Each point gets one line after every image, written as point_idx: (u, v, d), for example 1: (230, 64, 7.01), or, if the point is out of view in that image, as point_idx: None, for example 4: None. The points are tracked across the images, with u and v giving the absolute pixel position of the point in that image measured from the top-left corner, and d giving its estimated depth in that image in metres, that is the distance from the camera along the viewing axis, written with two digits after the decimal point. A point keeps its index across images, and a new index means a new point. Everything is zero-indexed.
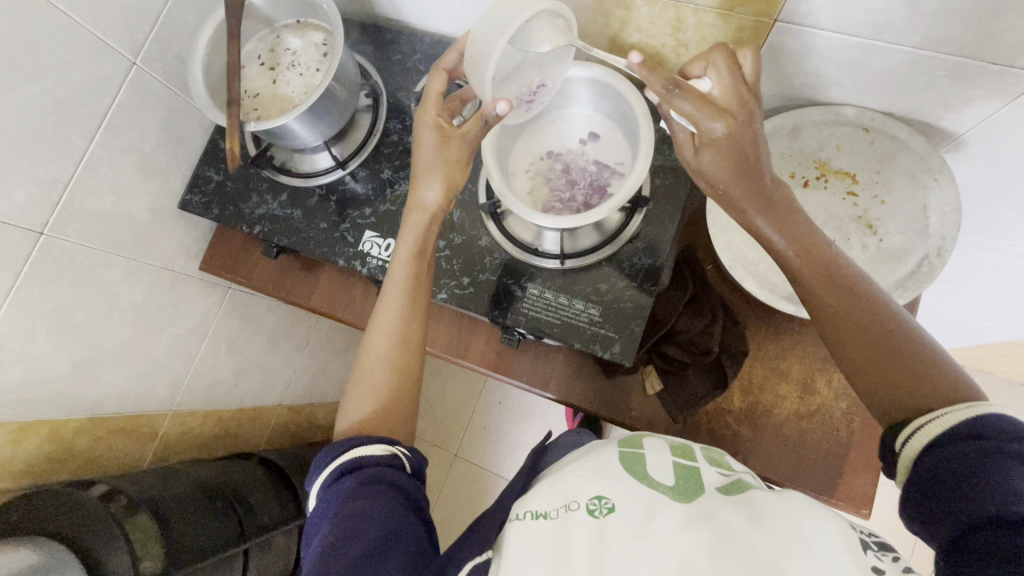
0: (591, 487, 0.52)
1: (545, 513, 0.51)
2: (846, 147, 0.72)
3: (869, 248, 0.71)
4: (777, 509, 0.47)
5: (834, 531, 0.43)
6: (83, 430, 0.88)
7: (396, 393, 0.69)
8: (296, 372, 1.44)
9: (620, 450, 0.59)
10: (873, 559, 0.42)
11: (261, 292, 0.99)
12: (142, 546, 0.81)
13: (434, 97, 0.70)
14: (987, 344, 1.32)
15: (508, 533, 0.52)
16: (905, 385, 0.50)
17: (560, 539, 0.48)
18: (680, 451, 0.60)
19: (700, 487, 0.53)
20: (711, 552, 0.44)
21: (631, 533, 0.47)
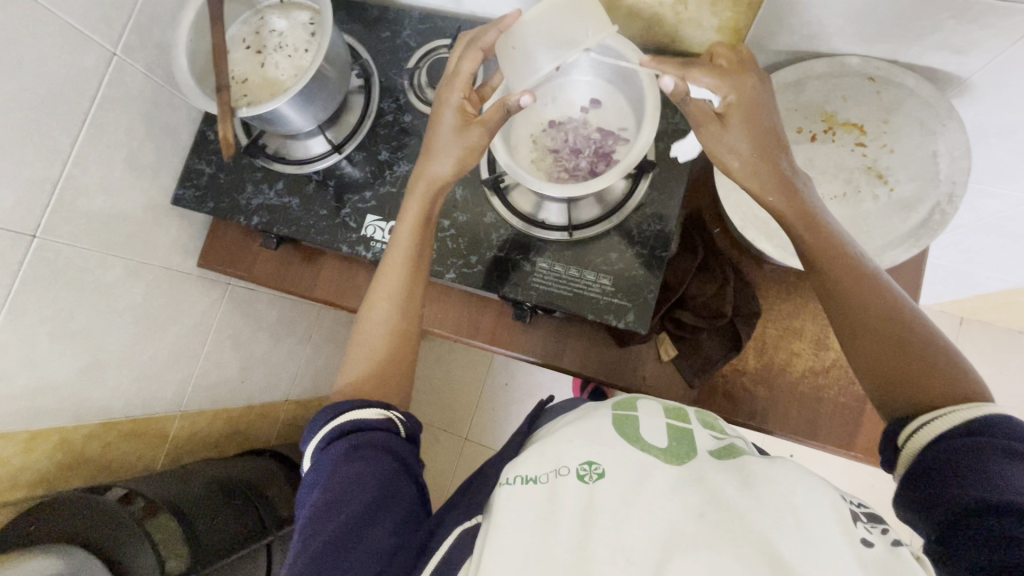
0: (583, 452, 0.51)
1: (534, 478, 0.50)
2: (852, 98, 0.70)
3: (881, 198, 0.71)
4: (770, 469, 0.46)
5: (824, 499, 0.43)
6: (94, 435, 0.87)
7: (396, 359, 0.68)
8: (302, 366, 1.43)
9: (614, 412, 0.58)
10: (862, 531, 0.41)
11: (261, 284, 0.97)
12: (166, 546, 0.80)
13: (465, 76, 0.67)
14: (986, 293, 1.34)
15: (496, 499, 0.50)
16: (918, 380, 0.50)
17: (550, 504, 0.48)
18: (674, 413, 0.60)
19: (692, 449, 0.53)
20: (700, 516, 0.44)
21: (623, 498, 0.47)
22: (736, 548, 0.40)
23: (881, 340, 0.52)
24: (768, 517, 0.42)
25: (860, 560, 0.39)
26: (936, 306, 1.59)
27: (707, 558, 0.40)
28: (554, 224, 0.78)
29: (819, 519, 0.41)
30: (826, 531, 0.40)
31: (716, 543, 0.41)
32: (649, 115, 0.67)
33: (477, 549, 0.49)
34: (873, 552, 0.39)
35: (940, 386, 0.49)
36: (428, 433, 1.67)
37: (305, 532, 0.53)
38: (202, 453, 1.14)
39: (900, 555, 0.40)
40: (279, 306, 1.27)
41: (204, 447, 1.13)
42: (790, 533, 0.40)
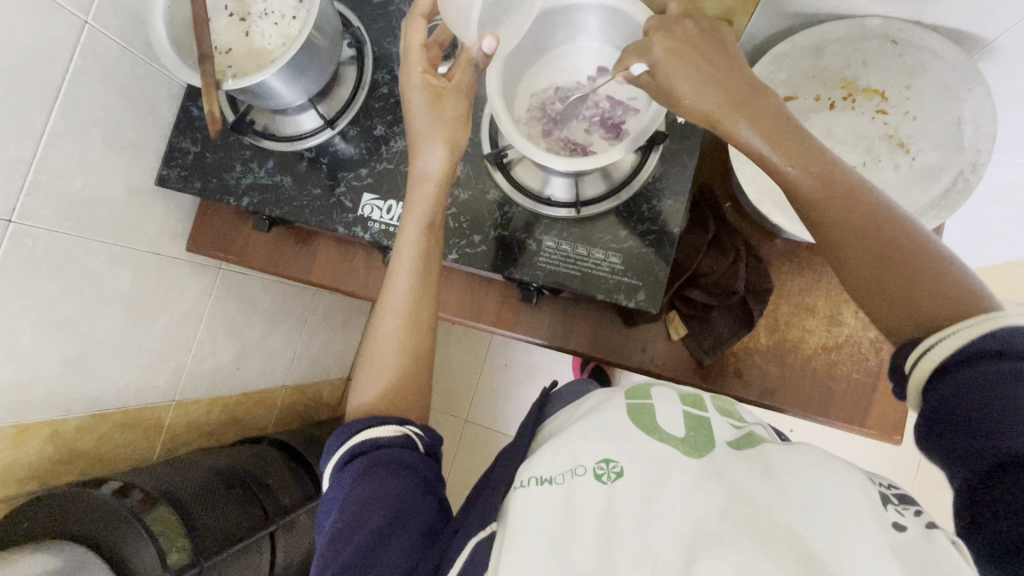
0: (598, 449, 0.50)
1: (549, 479, 0.49)
2: (873, 62, 0.67)
3: (902, 168, 0.68)
4: (797, 460, 0.44)
5: (856, 487, 0.41)
6: (86, 428, 0.84)
7: (408, 372, 0.66)
8: (299, 351, 1.40)
9: (627, 402, 0.57)
10: (893, 514, 0.39)
11: (255, 269, 0.93)
12: (167, 540, 0.79)
13: (417, 49, 0.64)
14: (991, 265, 1.33)
15: (513, 502, 0.50)
16: (907, 282, 0.46)
17: (568, 506, 0.46)
18: (690, 400, 0.58)
19: (711, 441, 0.51)
20: (723, 513, 0.42)
21: (644, 495, 0.45)
22: (765, 546, 0.38)
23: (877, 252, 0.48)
24: (797, 513, 0.40)
25: (897, 547, 0.36)
26: None
27: (735, 556, 0.38)
28: (556, 203, 0.75)
29: (853, 511, 0.39)
30: (860, 522, 0.38)
31: (742, 541, 0.39)
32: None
33: (494, 556, 0.47)
34: (911, 537, 0.37)
35: (925, 281, 0.45)
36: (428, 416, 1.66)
37: (322, 556, 0.52)
38: (200, 441, 1.11)
39: (935, 536, 0.37)
40: (273, 291, 1.23)
41: (201, 436, 1.11)
42: (821, 528, 0.38)
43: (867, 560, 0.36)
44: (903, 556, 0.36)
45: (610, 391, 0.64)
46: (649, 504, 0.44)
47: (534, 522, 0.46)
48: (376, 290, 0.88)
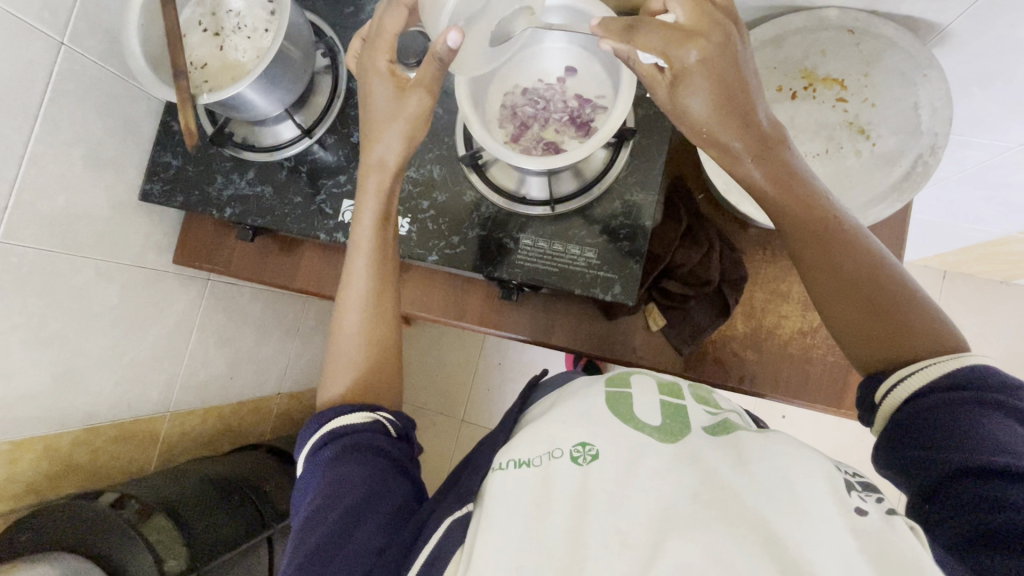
0: (576, 433, 0.51)
1: (527, 462, 0.50)
2: (832, 52, 0.68)
3: (862, 153, 0.69)
4: (767, 447, 0.46)
5: (819, 472, 0.43)
6: (81, 442, 0.86)
7: (371, 361, 0.67)
8: (291, 359, 1.41)
9: (607, 390, 0.58)
10: (855, 501, 0.40)
11: (241, 279, 0.94)
12: (164, 548, 0.80)
13: (388, 37, 0.63)
14: (970, 246, 1.35)
15: (491, 484, 0.51)
16: (895, 333, 0.50)
17: (545, 487, 0.48)
18: (668, 389, 0.60)
19: (686, 427, 0.52)
20: (694, 496, 0.43)
21: (618, 478, 0.46)
22: (732, 529, 0.40)
23: (848, 290, 0.52)
24: (765, 496, 0.41)
25: (854, 531, 0.38)
26: (920, 261, 1.61)
27: (701, 535, 0.40)
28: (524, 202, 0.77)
29: (815, 494, 0.40)
30: (821, 506, 0.39)
31: (711, 522, 0.41)
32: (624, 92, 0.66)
33: (469, 540, 0.48)
34: (869, 522, 0.39)
35: (908, 332, 0.49)
36: (424, 418, 1.68)
37: (301, 531, 0.54)
38: (196, 448, 1.13)
39: (894, 523, 0.39)
40: (263, 300, 1.25)
41: (195, 444, 1.12)
42: (787, 511, 0.39)
43: (824, 540, 0.37)
44: (859, 540, 0.37)
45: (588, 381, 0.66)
46: (618, 484, 0.46)
47: (509, 503, 0.48)
48: None
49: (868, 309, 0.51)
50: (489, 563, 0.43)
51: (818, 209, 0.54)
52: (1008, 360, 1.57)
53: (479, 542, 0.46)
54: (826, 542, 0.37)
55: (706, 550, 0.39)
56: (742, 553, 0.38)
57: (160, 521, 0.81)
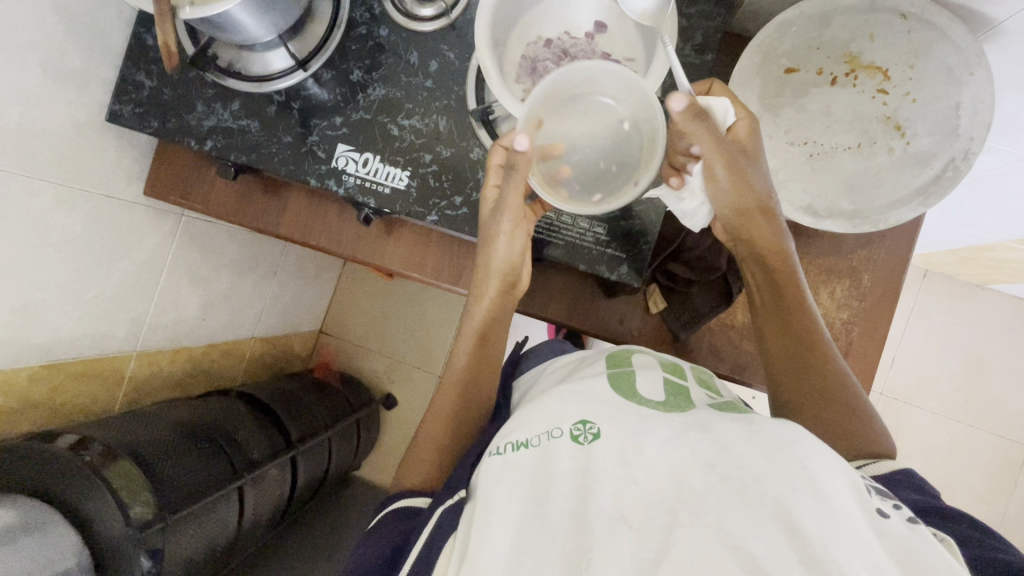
0: (577, 410, 0.49)
1: (525, 441, 0.48)
2: (880, 37, 0.64)
3: (895, 152, 0.65)
4: (778, 428, 0.44)
5: (838, 467, 0.41)
6: (40, 378, 0.81)
7: (462, 419, 0.66)
8: (268, 302, 1.35)
9: (608, 368, 0.57)
10: (876, 501, 0.40)
11: (220, 219, 0.88)
12: (130, 494, 0.77)
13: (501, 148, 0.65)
14: (957, 247, 1.37)
15: (486, 467, 0.49)
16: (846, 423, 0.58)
17: (544, 468, 0.46)
18: (671, 369, 0.58)
19: (691, 403, 0.52)
20: (707, 466, 0.42)
21: (620, 459, 0.44)
22: (747, 507, 0.39)
23: (803, 388, 0.60)
24: (784, 483, 0.39)
25: (877, 532, 0.37)
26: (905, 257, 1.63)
27: (715, 520, 0.38)
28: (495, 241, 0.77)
29: (835, 484, 0.39)
30: (840, 500, 0.38)
31: (727, 502, 0.39)
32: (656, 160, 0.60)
33: (465, 528, 0.47)
34: (894, 528, 0.38)
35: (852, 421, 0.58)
36: (401, 371, 1.66)
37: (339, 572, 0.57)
38: (165, 386, 1.09)
39: (918, 532, 0.39)
40: (241, 240, 1.17)
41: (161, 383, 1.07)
42: (808, 500, 0.38)
43: (846, 532, 0.36)
44: (882, 540, 0.37)
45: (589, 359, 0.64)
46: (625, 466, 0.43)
47: (509, 484, 0.46)
48: (351, 245, 0.84)
49: (819, 403, 0.59)
50: (493, 547, 0.42)
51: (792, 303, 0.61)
52: (969, 360, 1.64)
53: (477, 526, 0.44)
54: (846, 535, 0.36)
55: (721, 537, 0.37)
56: (758, 536, 0.37)
57: (124, 466, 0.78)
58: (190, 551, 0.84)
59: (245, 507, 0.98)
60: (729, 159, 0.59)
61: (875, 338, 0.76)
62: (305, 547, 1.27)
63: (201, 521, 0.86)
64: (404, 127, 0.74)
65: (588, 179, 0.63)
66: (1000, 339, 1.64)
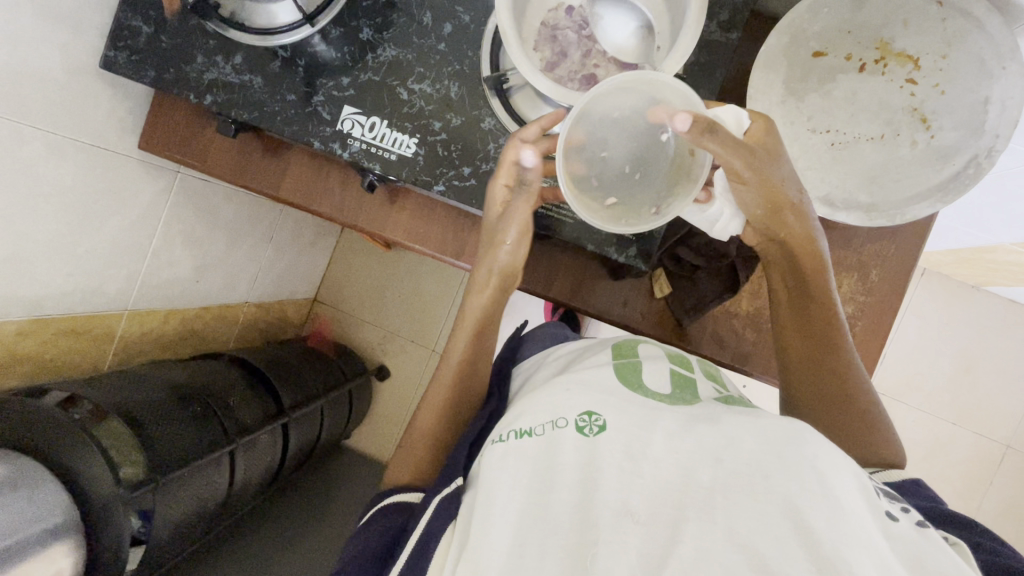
0: (582, 401, 0.48)
1: (527, 431, 0.48)
2: (914, 24, 0.62)
3: (918, 145, 0.64)
4: (789, 427, 0.43)
5: (846, 468, 0.41)
6: (27, 333, 0.79)
7: (454, 424, 0.66)
8: (263, 268, 1.33)
9: (615, 359, 0.56)
10: (885, 503, 0.40)
11: (218, 178, 0.84)
12: (119, 454, 0.76)
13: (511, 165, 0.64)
14: (958, 248, 1.36)
15: (489, 454, 0.49)
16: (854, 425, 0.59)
17: (547, 457, 0.46)
18: (677, 361, 0.58)
19: (697, 396, 0.52)
20: (716, 460, 0.41)
21: (627, 451, 0.44)
22: (756, 503, 0.38)
23: (813, 391, 0.61)
24: (794, 482, 0.39)
25: (886, 535, 0.37)
26: None
27: (723, 517, 0.38)
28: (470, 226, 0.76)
29: (844, 483, 0.39)
30: (850, 500, 0.38)
31: (737, 498, 0.39)
32: (685, 186, 0.58)
33: (466, 516, 0.47)
34: (904, 531, 0.38)
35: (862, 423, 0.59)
36: (395, 344, 1.65)
37: None
38: (155, 347, 1.07)
39: (927, 536, 0.38)
40: (237, 201, 1.14)
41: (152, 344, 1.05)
42: (820, 500, 0.37)
43: (856, 533, 0.36)
44: (891, 543, 0.37)
45: (592, 347, 0.63)
46: (630, 460, 0.43)
47: (511, 474, 0.45)
48: (352, 213, 0.82)
49: (831, 405, 0.60)
50: (494, 538, 0.42)
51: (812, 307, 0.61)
52: (958, 359, 1.66)
53: (478, 513, 0.44)
54: (856, 537, 0.36)
55: (729, 535, 0.37)
56: (765, 533, 0.37)
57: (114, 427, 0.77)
58: (180, 516, 0.84)
59: (236, 474, 0.98)
60: (752, 161, 0.55)
61: (878, 334, 0.76)
62: (295, 514, 1.28)
63: (192, 486, 0.86)
64: (414, 92, 0.71)
65: (608, 181, 0.60)
66: (990, 340, 1.65)
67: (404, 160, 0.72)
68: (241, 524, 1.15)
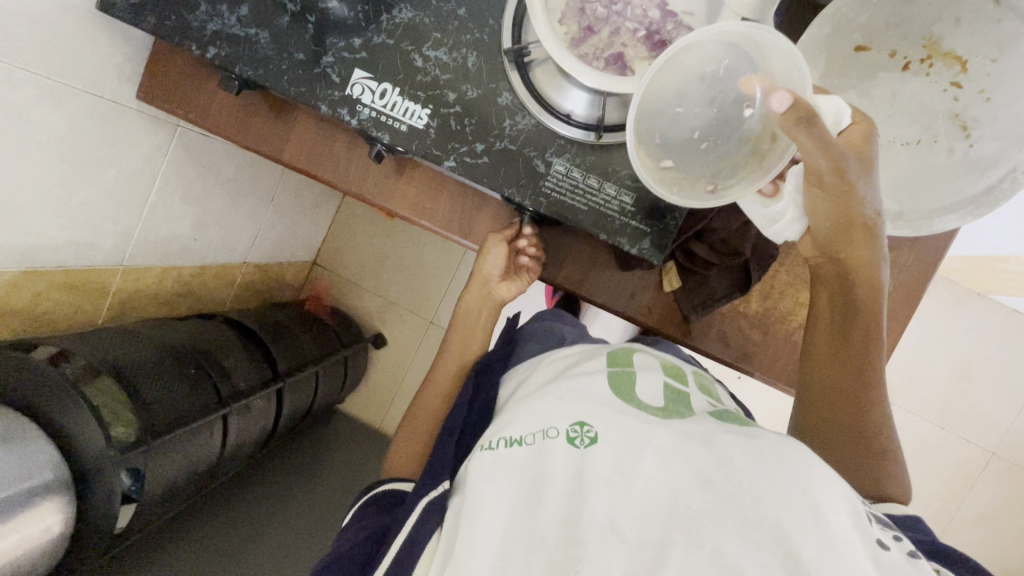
0: (573, 411, 0.48)
1: (517, 441, 0.48)
2: (967, 23, 0.58)
3: (955, 153, 0.60)
4: (783, 450, 0.42)
5: (840, 492, 0.40)
6: (18, 285, 0.77)
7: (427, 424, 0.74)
8: (263, 229, 1.30)
9: (608, 367, 0.55)
10: (879, 532, 0.39)
11: (219, 136, 0.81)
12: (112, 413, 0.75)
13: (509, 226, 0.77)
14: (970, 257, 1.34)
15: (476, 463, 0.48)
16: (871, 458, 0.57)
17: (535, 468, 0.45)
18: (672, 371, 0.57)
19: (690, 408, 0.51)
20: (706, 482, 0.40)
21: (617, 467, 0.43)
22: (745, 530, 0.37)
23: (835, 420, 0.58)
24: (784, 504, 0.38)
25: (877, 563, 0.36)
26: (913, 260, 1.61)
27: (711, 541, 0.37)
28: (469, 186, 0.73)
29: (836, 509, 0.38)
30: (842, 528, 0.37)
31: (725, 522, 0.38)
32: (752, 170, 0.56)
33: (453, 524, 0.47)
34: (895, 560, 0.37)
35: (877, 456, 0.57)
36: (393, 314, 1.64)
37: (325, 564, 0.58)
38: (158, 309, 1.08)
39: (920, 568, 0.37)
40: (238, 160, 1.11)
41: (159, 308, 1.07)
42: (811, 529, 0.36)
43: (847, 565, 0.35)
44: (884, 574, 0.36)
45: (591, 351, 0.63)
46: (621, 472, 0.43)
47: (498, 484, 0.46)
48: (358, 183, 0.79)
49: (851, 438, 0.57)
50: (478, 550, 0.42)
51: (858, 328, 0.58)
52: (954, 367, 1.66)
53: (463, 522, 0.45)
54: (846, 567, 0.35)
55: (716, 558, 0.36)
56: (752, 556, 0.36)
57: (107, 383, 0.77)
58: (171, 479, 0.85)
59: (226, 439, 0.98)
60: (837, 167, 0.51)
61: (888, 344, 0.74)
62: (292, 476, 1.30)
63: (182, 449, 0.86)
64: (429, 59, 0.67)
65: (671, 142, 0.59)
66: (987, 350, 1.65)
67: (416, 131, 0.68)
68: (237, 486, 1.16)
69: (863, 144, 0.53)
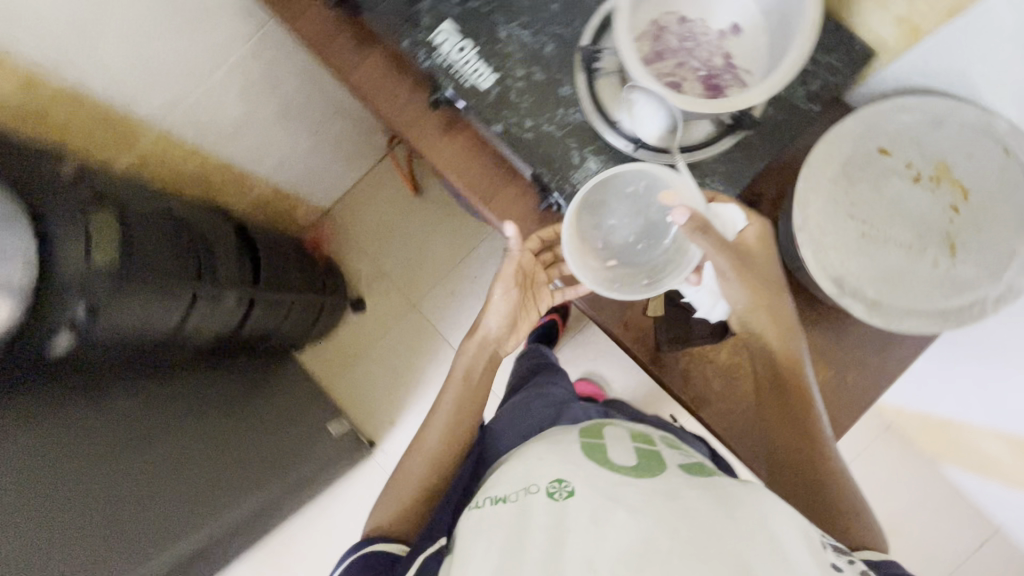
0: (552, 472, 0.59)
1: (501, 506, 0.58)
2: (976, 159, 0.65)
3: (939, 267, 0.66)
4: (744, 496, 0.53)
5: (797, 527, 0.50)
6: (62, 99, 0.83)
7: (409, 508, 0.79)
8: (295, 157, 1.34)
9: (582, 440, 0.66)
10: (832, 558, 0.50)
11: (301, 44, 0.87)
12: (97, 238, 0.77)
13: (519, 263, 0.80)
14: (920, 416, 1.38)
15: (463, 530, 0.59)
16: None
17: (519, 521, 0.55)
18: (642, 439, 0.69)
19: (663, 466, 0.61)
20: (674, 531, 0.49)
21: (592, 517, 0.52)
22: (707, 563, 0.46)
23: None
24: (743, 541, 0.48)
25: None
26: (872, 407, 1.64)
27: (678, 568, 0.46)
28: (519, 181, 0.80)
29: (791, 541, 0.48)
30: (795, 554, 0.47)
31: (691, 563, 0.46)
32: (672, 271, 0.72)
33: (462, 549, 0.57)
34: None
35: None
36: (380, 285, 1.66)
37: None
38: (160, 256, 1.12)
39: None
40: (303, 85, 1.16)
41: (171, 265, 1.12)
42: (766, 557, 0.47)
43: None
44: None
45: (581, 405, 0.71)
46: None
47: (485, 539, 0.55)
48: (407, 124, 0.84)
49: None
50: None
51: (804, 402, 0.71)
52: None
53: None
54: None
55: None
56: None
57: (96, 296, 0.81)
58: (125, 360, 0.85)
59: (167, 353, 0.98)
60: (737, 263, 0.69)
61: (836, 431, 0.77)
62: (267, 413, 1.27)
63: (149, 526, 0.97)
64: (513, 34, 0.74)
65: (613, 248, 0.74)
66: None
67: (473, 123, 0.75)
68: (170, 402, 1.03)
69: (758, 242, 0.71)
